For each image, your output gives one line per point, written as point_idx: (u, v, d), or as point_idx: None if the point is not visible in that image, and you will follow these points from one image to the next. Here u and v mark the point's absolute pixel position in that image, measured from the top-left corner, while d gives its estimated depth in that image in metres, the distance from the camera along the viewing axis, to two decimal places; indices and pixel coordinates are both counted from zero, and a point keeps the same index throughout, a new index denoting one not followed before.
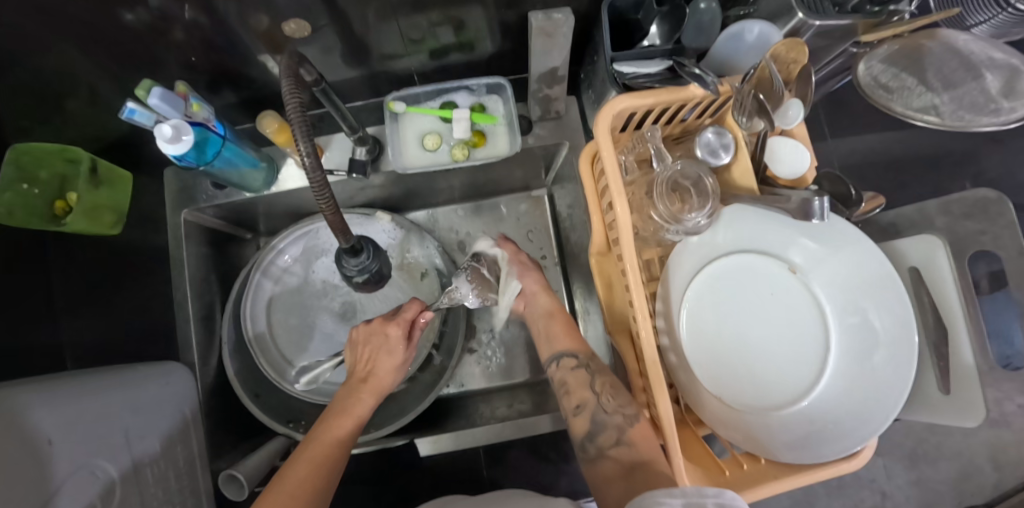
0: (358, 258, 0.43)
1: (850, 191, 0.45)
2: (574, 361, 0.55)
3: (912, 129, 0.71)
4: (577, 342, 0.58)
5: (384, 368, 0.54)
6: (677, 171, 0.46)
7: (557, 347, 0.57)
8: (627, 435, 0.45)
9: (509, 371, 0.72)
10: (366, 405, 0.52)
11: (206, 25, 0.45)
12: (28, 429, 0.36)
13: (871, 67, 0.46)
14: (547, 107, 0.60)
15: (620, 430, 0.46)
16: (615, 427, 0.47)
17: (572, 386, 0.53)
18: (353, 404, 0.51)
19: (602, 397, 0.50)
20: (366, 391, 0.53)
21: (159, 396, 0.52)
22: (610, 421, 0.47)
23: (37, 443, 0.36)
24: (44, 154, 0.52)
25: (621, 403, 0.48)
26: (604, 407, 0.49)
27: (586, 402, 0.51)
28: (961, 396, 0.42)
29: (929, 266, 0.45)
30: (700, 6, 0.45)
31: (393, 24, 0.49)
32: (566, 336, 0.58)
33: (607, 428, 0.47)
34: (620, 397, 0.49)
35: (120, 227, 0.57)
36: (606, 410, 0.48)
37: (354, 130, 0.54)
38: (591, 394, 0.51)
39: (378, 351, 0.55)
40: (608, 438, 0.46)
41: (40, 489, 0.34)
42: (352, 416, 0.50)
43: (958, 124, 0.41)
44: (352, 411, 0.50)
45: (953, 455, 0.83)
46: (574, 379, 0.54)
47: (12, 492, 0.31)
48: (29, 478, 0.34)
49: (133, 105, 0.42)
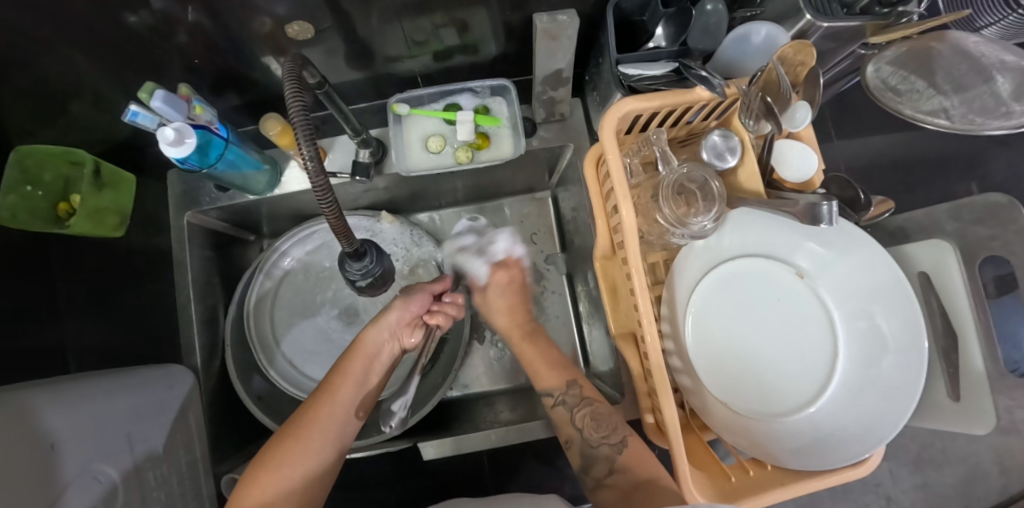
0: (361, 262, 0.42)
1: (858, 195, 0.45)
2: (552, 398, 0.54)
3: (921, 131, 0.71)
4: (557, 374, 0.56)
5: (393, 319, 0.55)
6: (683, 174, 0.46)
7: (540, 384, 0.56)
8: (619, 462, 0.47)
9: (511, 374, 0.72)
10: (378, 339, 0.55)
11: (209, 27, 0.45)
12: (21, 439, 0.35)
13: (879, 70, 0.46)
14: (551, 109, 0.59)
15: (610, 459, 0.47)
16: (605, 457, 0.48)
17: (557, 423, 0.53)
18: (364, 341, 0.54)
19: (585, 432, 0.50)
20: (376, 327, 0.55)
21: (160, 399, 0.51)
22: (600, 453, 0.48)
23: (29, 450, 0.35)
24: (47, 157, 0.53)
25: (604, 433, 0.49)
26: (590, 441, 0.49)
27: (572, 438, 0.51)
28: (970, 403, 0.42)
29: (938, 270, 0.45)
30: (706, 7, 0.46)
31: (397, 26, 0.49)
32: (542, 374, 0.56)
33: (597, 461, 0.48)
34: (603, 427, 0.49)
35: (124, 228, 0.58)
36: (591, 442, 0.49)
37: (358, 133, 0.54)
38: (575, 432, 0.51)
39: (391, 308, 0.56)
40: (601, 469, 0.47)
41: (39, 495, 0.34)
42: (363, 354, 0.54)
43: (968, 128, 0.41)
44: (364, 346, 0.54)
45: (959, 459, 0.82)
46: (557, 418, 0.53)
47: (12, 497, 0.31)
48: (27, 486, 0.33)
49: (136, 107, 0.42)
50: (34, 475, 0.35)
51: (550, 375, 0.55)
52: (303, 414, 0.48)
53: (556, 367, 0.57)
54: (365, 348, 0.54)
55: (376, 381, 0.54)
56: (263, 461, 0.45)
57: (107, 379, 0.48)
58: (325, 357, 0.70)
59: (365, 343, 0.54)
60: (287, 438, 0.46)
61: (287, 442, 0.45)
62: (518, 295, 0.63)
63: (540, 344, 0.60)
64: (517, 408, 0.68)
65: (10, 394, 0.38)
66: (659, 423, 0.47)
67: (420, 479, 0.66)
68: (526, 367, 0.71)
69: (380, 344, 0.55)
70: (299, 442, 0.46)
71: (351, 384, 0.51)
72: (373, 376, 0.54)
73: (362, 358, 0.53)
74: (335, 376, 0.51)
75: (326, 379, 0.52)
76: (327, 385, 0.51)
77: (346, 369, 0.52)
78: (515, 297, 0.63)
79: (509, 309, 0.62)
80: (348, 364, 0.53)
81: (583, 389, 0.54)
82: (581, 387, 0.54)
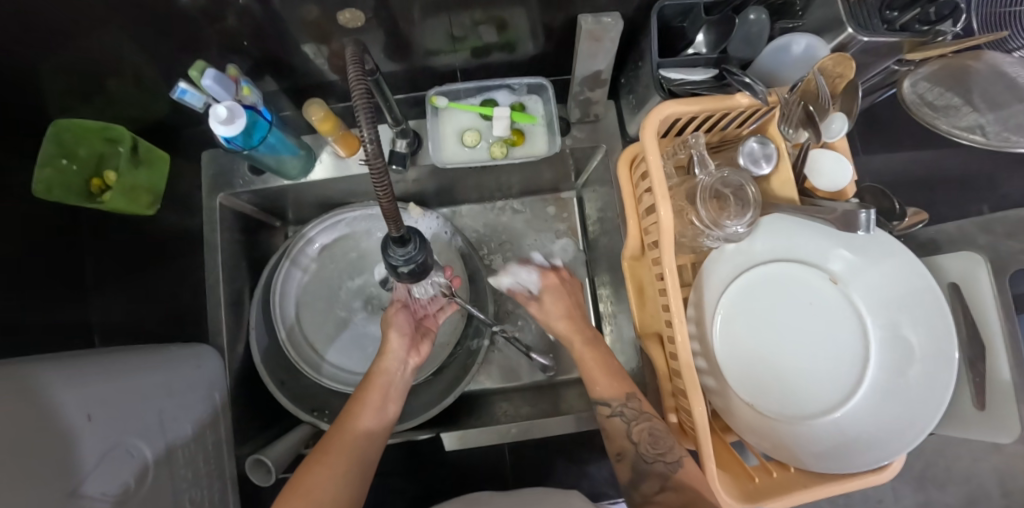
0: (405, 248, 0.42)
1: (894, 205, 0.48)
2: (609, 408, 0.50)
3: (941, 150, 0.72)
4: (620, 381, 0.51)
5: (395, 348, 0.54)
6: (720, 179, 0.46)
7: (598, 391, 0.51)
8: (673, 480, 0.45)
9: (515, 374, 0.72)
10: (391, 367, 0.53)
11: (256, 10, 0.44)
12: (56, 412, 0.34)
13: (916, 85, 0.49)
14: (586, 110, 0.61)
15: (663, 477, 0.45)
16: (658, 475, 0.46)
17: (610, 434, 0.50)
18: (377, 370, 0.52)
19: (641, 446, 0.47)
20: (383, 357, 0.54)
21: (190, 378, 0.52)
22: (652, 470, 0.46)
23: (68, 423, 0.35)
24: (87, 132, 0.55)
25: (661, 449, 0.46)
26: (645, 457, 0.47)
27: (625, 451, 0.48)
28: (997, 413, 0.44)
29: (970, 282, 0.47)
30: (750, 16, 0.47)
31: (440, 20, 0.49)
32: (602, 380, 0.52)
33: (650, 477, 0.46)
34: (660, 443, 0.47)
35: (157, 207, 0.59)
36: (646, 458, 0.47)
37: (398, 122, 0.56)
38: (629, 446, 0.48)
39: (388, 338, 0.54)
40: (651, 485, 0.46)
41: (71, 471, 0.34)
42: (379, 381, 0.51)
43: (1002, 144, 0.44)
44: (379, 375, 0.52)
45: (962, 480, 0.83)
46: (612, 428, 0.50)
47: (44, 467, 0.31)
48: (62, 457, 0.33)
49: (186, 86, 0.44)
50: (69, 449, 0.34)
51: (610, 384, 0.51)
52: (323, 445, 0.45)
53: (614, 377, 0.52)
54: (379, 377, 0.52)
55: (395, 410, 0.51)
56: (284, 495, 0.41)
57: (145, 352, 0.48)
58: (347, 345, 0.70)
59: (379, 372, 0.52)
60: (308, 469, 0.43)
61: (307, 476, 0.42)
62: (569, 298, 0.60)
63: (603, 352, 0.54)
64: (536, 405, 0.68)
65: (53, 364, 0.38)
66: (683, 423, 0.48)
67: (437, 471, 0.66)
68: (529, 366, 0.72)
69: (395, 372, 0.53)
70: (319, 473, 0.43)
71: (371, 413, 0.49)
72: (392, 405, 0.51)
73: (378, 389, 0.51)
74: (353, 404, 0.49)
75: (347, 408, 0.50)
76: (345, 417, 0.48)
77: (363, 399, 0.49)
78: (569, 303, 0.59)
79: (568, 321, 0.57)
80: (365, 394, 0.50)
81: (643, 402, 0.50)
82: (641, 399, 0.50)
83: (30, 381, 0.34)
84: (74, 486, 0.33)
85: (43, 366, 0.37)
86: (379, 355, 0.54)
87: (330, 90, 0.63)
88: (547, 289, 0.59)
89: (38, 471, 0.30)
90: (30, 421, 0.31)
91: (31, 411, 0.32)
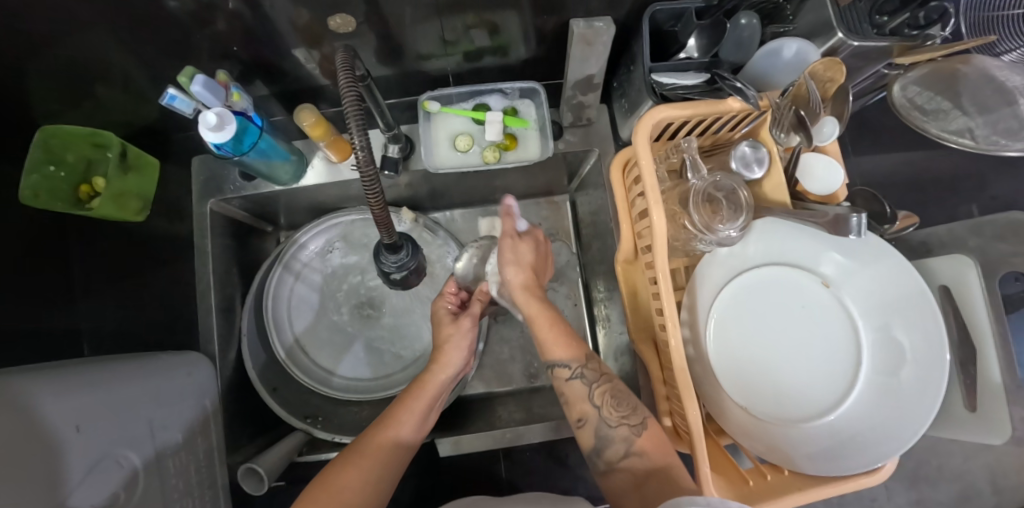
0: (397, 254, 0.45)
1: (885, 208, 0.48)
2: (568, 371, 0.46)
3: (929, 151, 0.72)
4: (574, 344, 0.47)
5: (456, 351, 0.52)
6: (712, 183, 0.46)
7: (551, 354, 0.47)
8: (636, 446, 0.42)
9: (507, 377, 0.72)
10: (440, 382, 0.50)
11: (248, 17, 0.44)
12: (42, 424, 0.34)
13: (906, 89, 0.49)
14: (579, 113, 0.61)
15: (627, 442, 0.42)
16: (621, 439, 0.43)
17: (570, 399, 0.46)
18: (427, 376, 0.51)
19: (603, 410, 0.44)
20: (436, 367, 0.51)
21: (181, 385, 0.51)
22: (615, 434, 0.43)
23: (53, 434, 0.34)
24: (73, 137, 0.54)
25: (625, 413, 0.43)
26: (607, 421, 0.44)
27: (587, 417, 0.45)
28: (987, 414, 0.45)
29: (959, 285, 0.47)
30: (740, 22, 0.47)
31: (432, 24, 0.49)
32: (558, 345, 0.47)
33: (613, 443, 0.43)
34: (623, 405, 0.44)
35: (145, 213, 0.59)
36: (609, 423, 0.43)
37: (390, 127, 0.55)
38: (591, 409, 0.44)
39: (452, 349, 0.52)
40: (615, 451, 0.43)
41: (56, 483, 0.33)
42: (428, 389, 0.50)
43: (990, 148, 0.45)
44: (430, 386, 0.50)
45: (955, 476, 0.83)
46: (570, 391, 0.46)
47: (25, 483, 0.30)
48: (47, 471, 0.33)
49: (174, 91, 0.44)
50: (54, 462, 0.34)
51: (566, 350, 0.46)
52: (361, 443, 0.43)
53: (569, 342, 0.47)
54: (432, 386, 0.49)
55: (433, 421, 0.50)
56: (319, 486, 0.39)
57: (136, 360, 0.48)
58: (342, 351, 0.70)
59: (431, 382, 0.50)
60: (342, 470, 0.41)
61: (346, 470, 0.41)
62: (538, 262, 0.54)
63: (552, 307, 0.49)
64: (532, 408, 0.67)
65: (40, 373, 0.37)
66: (677, 427, 0.47)
67: (432, 476, 0.66)
68: (521, 370, 0.72)
69: (443, 386, 0.51)
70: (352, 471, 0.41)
71: (411, 420, 0.46)
72: (432, 415, 0.50)
73: (427, 397, 0.49)
74: (399, 408, 0.47)
75: (388, 409, 0.47)
76: (386, 417, 0.46)
77: (410, 404, 0.47)
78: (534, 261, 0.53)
79: (525, 278, 0.50)
80: (413, 398, 0.48)
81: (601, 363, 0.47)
82: (599, 360, 0.47)
83: (16, 392, 0.33)
84: (60, 499, 0.33)
85: (30, 375, 0.36)
86: (433, 359, 0.52)
87: (321, 95, 0.63)
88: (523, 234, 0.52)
89: (23, 483, 0.30)
90: (16, 435, 0.31)
91: (14, 424, 0.31)
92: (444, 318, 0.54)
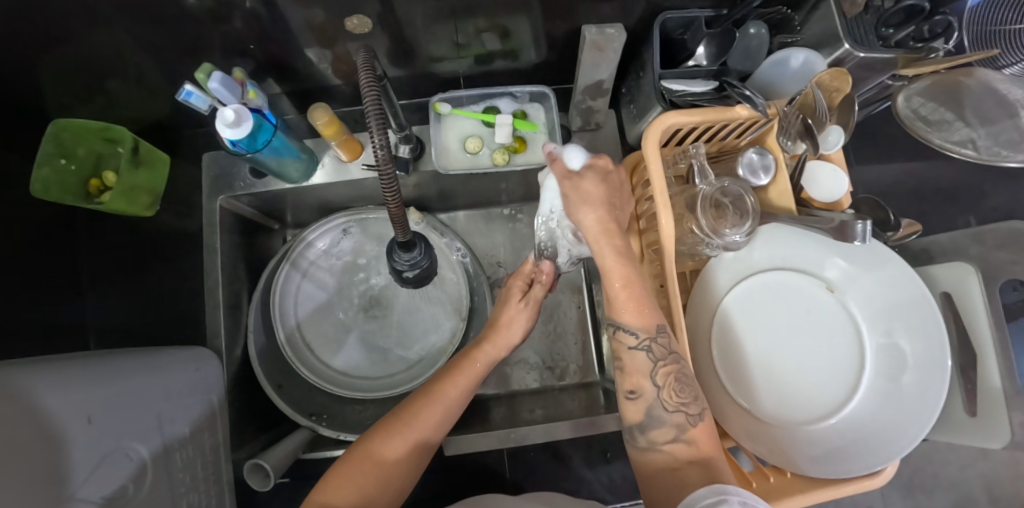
0: (410, 253, 0.46)
1: (889, 216, 0.49)
2: (634, 339, 0.40)
3: (929, 162, 0.74)
4: (648, 310, 0.41)
5: (510, 324, 0.51)
6: (719, 188, 0.47)
7: (618, 312, 0.41)
8: (687, 434, 0.38)
9: (508, 380, 0.72)
10: (488, 355, 0.49)
11: (264, 15, 0.45)
12: (54, 414, 0.34)
13: (909, 100, 0.50)
14: (587, 118, 0.62)
15: (680, 428, 0.38)
16: (674, 425, 0.38)
17: (627, 368, 0.41)
18: (474, 350, 0.49)
19: (665, 392, 0.39)
20: (488, 341, 0.50)
21: (189, 381, 0.51)
22: (669, 419, 0.39)
23: (65, 425, 0.35)
24: (86, 131, 0.54)
25: (687, 400, 0.39)
26: (665, 403, 0.39)
27: (642, 391, 0.40)
28: (987, 419, 0.46)
29: (960, 291, 0.48)
30: (750, 31, 0.48)
31: (445, 27, 0.50)
32: (627, 307, 0.41)
33: (663, 426, 0.39)
34: (687, 391, 0.39)
35: (156, 208, 0.59)
36: (666, 406, 0.39)
37: (402, 128, 0.56)
38: (650, 385, 0.40)
39: (507, 326, 0.50)
40: (663, 433, 0.39)
41: (67, 473, 0.33)
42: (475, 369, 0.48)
43: (992, 159, 0.46)
44: (476, 366, 0.48)
45: (951, 483, 0.84)
46: (629, 360, 0.41)
47: (37, 473, 0.30)
48: (57, 461, 0.33)
49: (191, 87, 0.44)
50: (64, 453, 0.34)
51: (636, 314, 0.40)
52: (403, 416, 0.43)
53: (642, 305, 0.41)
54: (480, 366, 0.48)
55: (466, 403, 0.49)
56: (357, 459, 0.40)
57: (144, 354, 0.48)
58: (346, 349, 0.70)
59: (478, 362, 0.48)
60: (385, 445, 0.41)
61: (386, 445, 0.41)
62: (614, 194, 0.45)
63: (634, 267, 0.42)
64: (536, 409, 0.68)
65: (50, 367, 0.38)
66: None
67: (436, 476, 0.66)
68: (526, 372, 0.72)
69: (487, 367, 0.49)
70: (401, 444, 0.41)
71: (455, 393, 0.45)
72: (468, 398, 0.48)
73: (471, 378, 0.47)
74: (444, 384, 0.45)
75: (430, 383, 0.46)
76: (428, 391, 0.45)
77: (456, 382, 0.46)
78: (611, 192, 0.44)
79: (603, 218, 0.43)
80: (459, 378, 0.46)
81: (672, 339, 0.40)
82: (670, 336, 0.40)
83: (29, 383, 0.34)
84: (71, 492, 0.33)
85: (39, 368, 0.36)
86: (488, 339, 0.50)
87: (332, 94, 0.63)
88: (593, 169, 0.44)
89: (31, 475, 0.30)
90: (29, 424, 0.31)
91: (27, 413, 0.31)
92: (515, 295, 0.52)
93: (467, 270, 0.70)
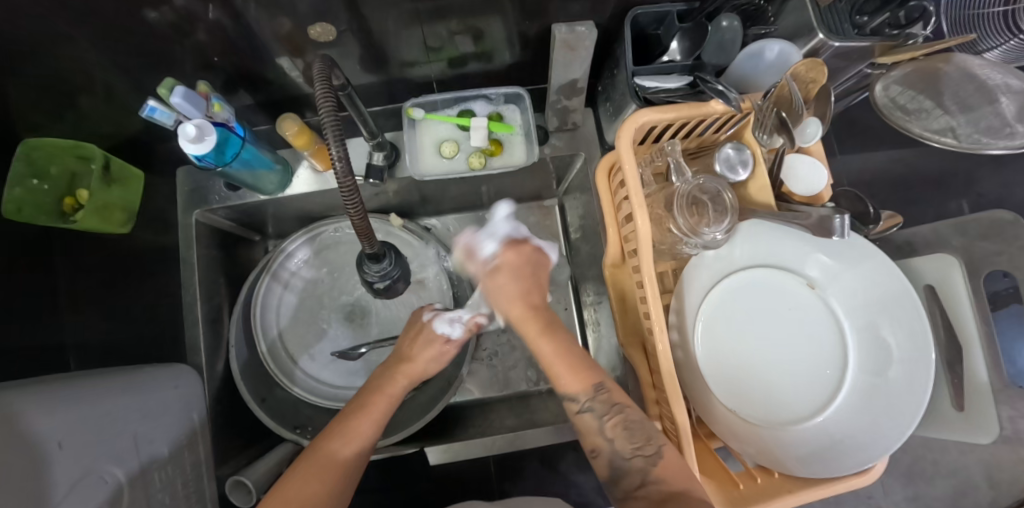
0: (380, 265, 0.48)
1: (868, 208, 0.49)
2: (576, 404, 0.43)
3: (916, 149, 0.73)
4: (583, 373, 0.43)
5: (430, 360, 0.53)
6: (696, 186, 0.46)
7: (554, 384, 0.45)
8: (653, 475, 0.38)
9: (501, 384, 0.71)
10: (400, 386, 0.50)
11: (229, 26, 0.44)
12: (27, 440, 0.33)
13: (888, 89, 0.49)
14: (564, 118, 0.61)
15: (643, 473, 0.39)
16: (638, 469, 0.39)
17: (582, 431, 0.43)
18: (386, 383, 0.51)
19: (617, 442, 0.41)
20: (400, 373, 0.51)
21: (168, 398, 0.51)
22: (630, 465, 0.40)
23: (37, 452, 0.34)
24: (56, 150, 0.53)
25: (638, 443, 0.40)
26: (620, 453, 0.41)
27: (599, 447, 0.42)
28: (974, 414, 0.46)
29: (945, 283, 0.48)
30: (722, 24, 0.47)
31: (414, 31, 0.49)
32: (564, 377, 0.44)
33: (629, 474, 0.40)
34: (636, 435, 0.40)
35: (131, 225, 0.59)
36: (623, 454, 0.40)
37: (374, 136, 0.55)
38: (603, 441, 0.42)
39: (423, 346, 0.53)
40: (631, 481, 0.40)
41: (41, 498, 0.33)
42: (387, 395, 0.49)
43: (972, 147, 0.46)
44: (381, 396, 0.49)
45: (950, 472, 0.83)
46: (581, 424, 0.43)
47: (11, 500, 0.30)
48: (32, 487, 0.32)
49: (155, 103, 0.43)
50: (40, 478, 0.33)
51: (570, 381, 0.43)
52: (319, 446, 0.43)
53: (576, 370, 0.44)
54: (390, 394, 0.49)
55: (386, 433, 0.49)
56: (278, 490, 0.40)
57: (121, 375, 0.48)
58: (333, 358, 0.70)
59: (382, 393, 0.49)
60: (307, 469, 0.42)
61: (309, 468, 0.42)
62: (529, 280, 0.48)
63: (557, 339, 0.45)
64: (523, 413, 0.67)
65: (19, 392, 0.36)
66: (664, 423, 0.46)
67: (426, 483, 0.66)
68: (515, 377, 0.71)
69: (397, 397, 0.50)
70: (316, 481, 0.41)
71: (368, 426, 0.46)
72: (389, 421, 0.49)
73: (381, 408, 0.48)
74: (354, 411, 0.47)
75: (346, 410, 0.48)
76: (341, 427, 0.45)
77: (368, 408, 0.48)
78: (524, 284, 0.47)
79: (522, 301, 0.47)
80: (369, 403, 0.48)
81: (614, 391, 0.43)
82: (612, 389, 0.43)
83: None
84: None
85: (9, 394, 0.35)
86: (400, 368, 0.52)
87: (306, 103, 0.62)
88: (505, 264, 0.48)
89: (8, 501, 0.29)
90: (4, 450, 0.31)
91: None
92: (438, 336, 0.54)
93: (451, 274, 0.69)
